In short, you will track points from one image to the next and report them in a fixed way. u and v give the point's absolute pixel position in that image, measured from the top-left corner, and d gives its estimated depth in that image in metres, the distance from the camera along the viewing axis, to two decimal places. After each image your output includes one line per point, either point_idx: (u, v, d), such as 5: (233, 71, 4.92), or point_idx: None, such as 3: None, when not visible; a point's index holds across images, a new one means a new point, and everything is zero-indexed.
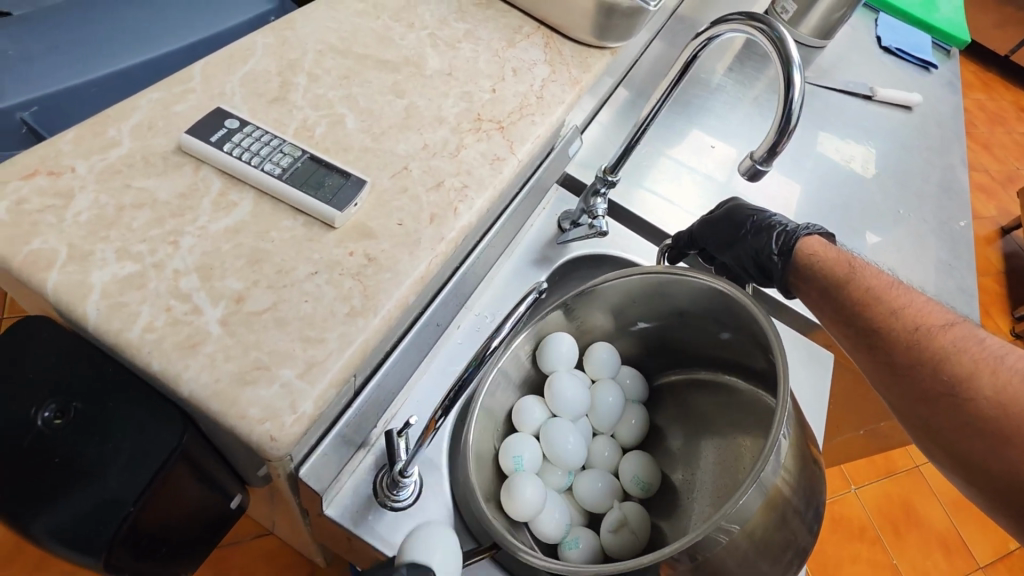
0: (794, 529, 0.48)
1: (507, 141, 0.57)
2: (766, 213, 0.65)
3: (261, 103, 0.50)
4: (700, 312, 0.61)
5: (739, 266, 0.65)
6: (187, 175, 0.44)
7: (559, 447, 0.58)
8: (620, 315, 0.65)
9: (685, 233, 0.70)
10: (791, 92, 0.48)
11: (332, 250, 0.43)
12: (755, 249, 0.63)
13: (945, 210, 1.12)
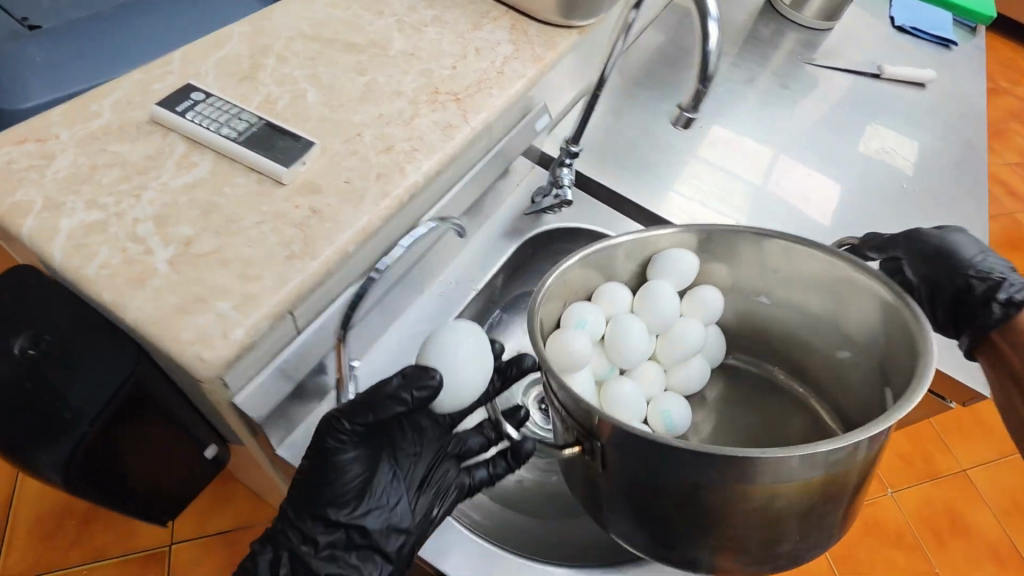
0: (816, 515, 0.47)
1: (461, 112, 0.60)
2: (983, 263, 0.60)
3: (230, 81, 0.55)
4: (850, 322, 0.64)
5: (926, 296, 0.62)
6: (156, 142, 0.49)
7: (621, 332, 0.64)
8: (755, 283, 0.68)
9: (897, 235, 0.65)
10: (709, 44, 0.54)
11: (279, 203, 0.48)
12: (964, 299, 0.60)
13: (964, 184, 1.07)
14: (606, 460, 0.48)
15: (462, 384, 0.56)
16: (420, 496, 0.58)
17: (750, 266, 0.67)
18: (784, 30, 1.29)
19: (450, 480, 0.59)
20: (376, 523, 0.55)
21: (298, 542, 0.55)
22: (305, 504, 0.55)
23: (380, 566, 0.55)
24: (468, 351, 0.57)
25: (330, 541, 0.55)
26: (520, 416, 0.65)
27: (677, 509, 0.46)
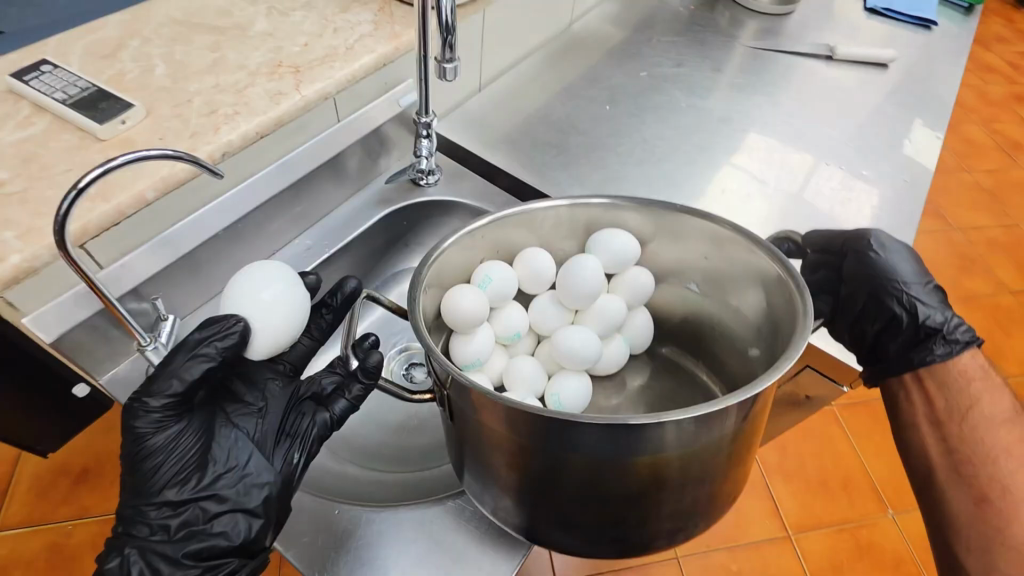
0: (647, 497, 0.47)
1: (296, 82, 0.65)
2: (915, 293, 0.64)
3: (91, 58, 0.63)
4: (757, 309, 0.60)
5: (863, 317, 0.65)
6: (5, 106, 0.57)
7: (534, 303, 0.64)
8: (682, 266, 0.66)
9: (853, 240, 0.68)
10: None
11: (92, 155, 0.54)
12: (895, 332, 0.63)
13: (916, 162, 1.00)
14: (455, 411, 0.49)
15: (274, 326, 0.56)
16: (273, 446, 0.56)
17: (676, 244, 0.64)
18: (740, 17, 1.26)
19: (304, 422, 0.57)
20: (226, 483, 0.52)
21: (148, 533, 0.51)
22: (142, 493, 0.51)
23: (246, 524, 0.52)
24: (275, 292, 0.56)
25: (183, 521, 0.51)
26: (369, 344, 0.60)
27: (516, 475, 0.48)
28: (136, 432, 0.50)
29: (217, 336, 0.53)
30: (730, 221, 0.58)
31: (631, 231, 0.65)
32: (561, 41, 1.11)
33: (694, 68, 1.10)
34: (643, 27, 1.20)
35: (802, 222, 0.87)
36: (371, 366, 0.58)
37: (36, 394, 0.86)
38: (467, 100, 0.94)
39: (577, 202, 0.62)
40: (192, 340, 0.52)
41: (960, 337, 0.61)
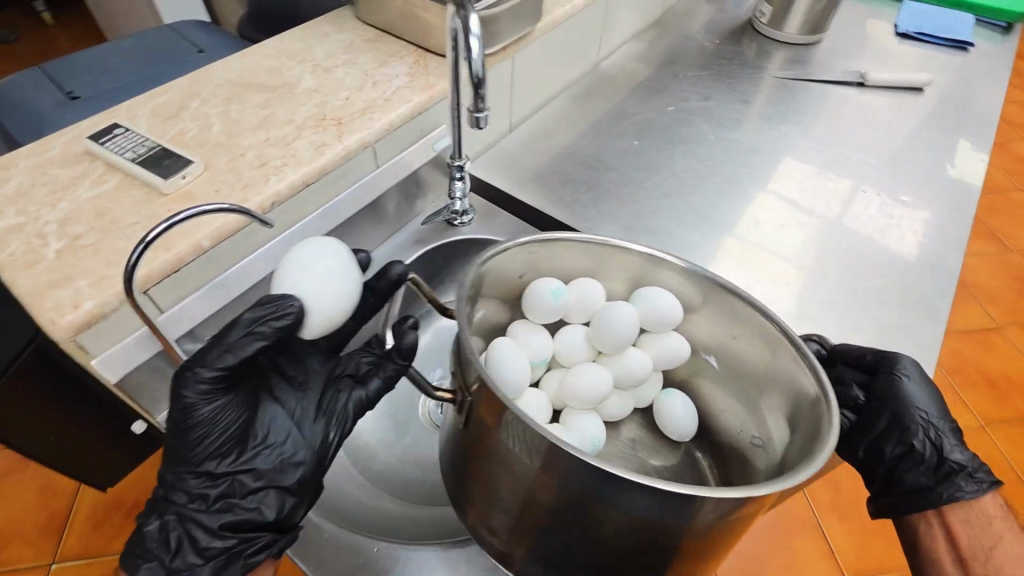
0: (648, 557, 0.47)
1: (339, 133, 0.69)
2: (939, 431, 0.61)
3: (156, 119, 0.69)
4: (778, 402, 0.58)
5: (880, 448, 0.63)
6: (81, 166, 0.63)
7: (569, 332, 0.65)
8: (713, 337, 0.65)
9: (876, 358, 0.65)
10: (472, 43, 0.54)
11: (156, 208, 0.59)
12: (911, 469, 0.62)
13: (956, 185, 0.98)
14: (473, 417, 0.48)
15: (327, 306, 0.55)
16: (310, 422, 0.57)
17: (714, 312, 0.62)
18: (767, 48, 1.27)
19: (339, 399, 0.59)
20: (265, 460, 0.54)
21: (186, 501, 0.52)
22: (182, 461, 0.52)
23: (280, 501, 0.54)
24: (327, 267, 0.55)
25: (220, 492, 0.53)
26: (408, 327, 0.61)
27: (529, 504, 0.47)
28: (183, 404, 0.49)
29: (272, 315, 0.51)
30: (777, 319, 0.55)
31: (671, 287, 0.64)
32: (588, 81, 1.14)
33: (721, 101, 1.11)
34: (668, 63, 1.23)
35: (838, 249, 0.86)
36: (406, 347, 0.60)
37: (96, 430, 0.91)
38: (498, 141, 0.97)
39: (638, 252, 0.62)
40: (245, 317, 0.50)
41: (983, 479, 0.60)
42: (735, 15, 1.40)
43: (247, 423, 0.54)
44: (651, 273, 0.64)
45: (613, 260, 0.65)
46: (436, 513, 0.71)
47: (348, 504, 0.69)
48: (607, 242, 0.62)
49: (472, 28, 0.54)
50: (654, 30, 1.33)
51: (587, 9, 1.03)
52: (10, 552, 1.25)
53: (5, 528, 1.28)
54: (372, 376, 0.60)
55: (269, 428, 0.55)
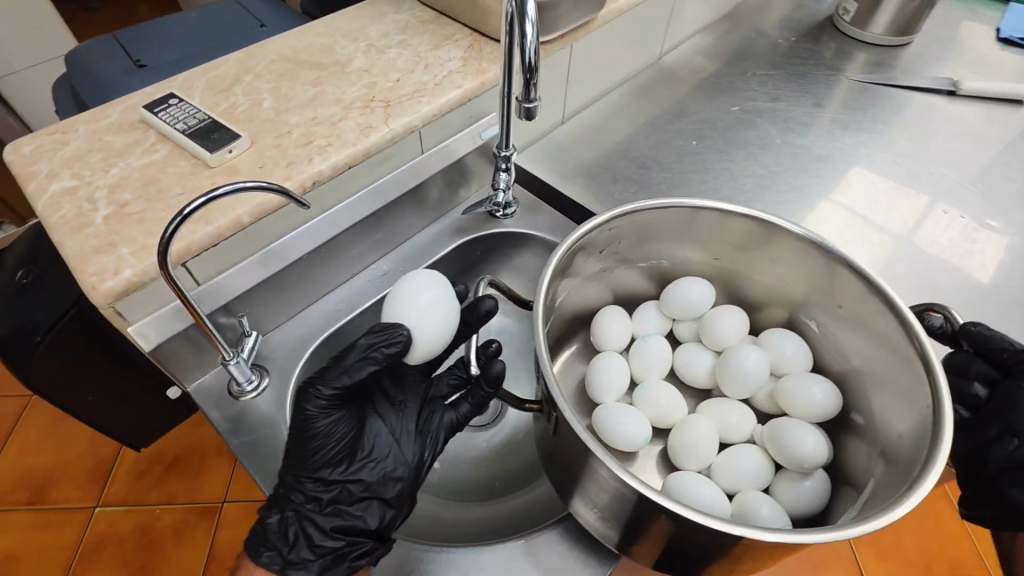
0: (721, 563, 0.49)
1: (386, 115, 0.68)
2: None
3: (210, 92, 0.70)
4: (884, 382, 0.62)
5: (984, 421, 0.59)
6: (135, 134, 0.64)
7: (686, 349, 0.74)
8: (813, 294, 0.69)
9: (1016, 348, 0.58)
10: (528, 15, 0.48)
11: (201, 180, 0.59)
12: (1018, 470, 0.56)
13: None
14: (559, 431, 0.50)
15: (431, 333, 0.60)
16: (408, 438, 0.58)
17: (824, 284, 0.67)
18: (848, 49, 1.18)
19: (435, 418, 0.60)
20: (370, 472, 0.56)
21: (303, 501, 0.55)
22: (300, 466, 0.55)
23: (382, 511, 0.55)
24: (433, 308, 0.61)
25: (331, 497, 0.55)
26: (491, 350, 0.68)
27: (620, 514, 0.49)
28: (304, 416, 0.54)
29: (384, 343, 0.56)
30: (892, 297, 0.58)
31: (783, 245, 0.68)
32: (648, 75, 1.09)
33: (790, 102, 1.04)
34: (737, 60, 1.16)
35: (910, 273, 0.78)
36: (493, 375, 0.61)
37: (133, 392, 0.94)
38: (548, 133, 0.94)
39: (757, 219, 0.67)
40: (361, 343, 0.55)
41: None
42: (815, 12, 1.31)
43: (355, 437, 0.57)
44: (766, 237, 0.68)
45: (718, 224, 0.70)
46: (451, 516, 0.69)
47: None
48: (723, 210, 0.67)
49: (528, 7, 0.49)
50: (724, 23, 1.26)
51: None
52: (58, 490, 1.34)
53: (58, 467, 1.37)
54: (465, 399, 0.62)
55: (375, 444, 0.57)
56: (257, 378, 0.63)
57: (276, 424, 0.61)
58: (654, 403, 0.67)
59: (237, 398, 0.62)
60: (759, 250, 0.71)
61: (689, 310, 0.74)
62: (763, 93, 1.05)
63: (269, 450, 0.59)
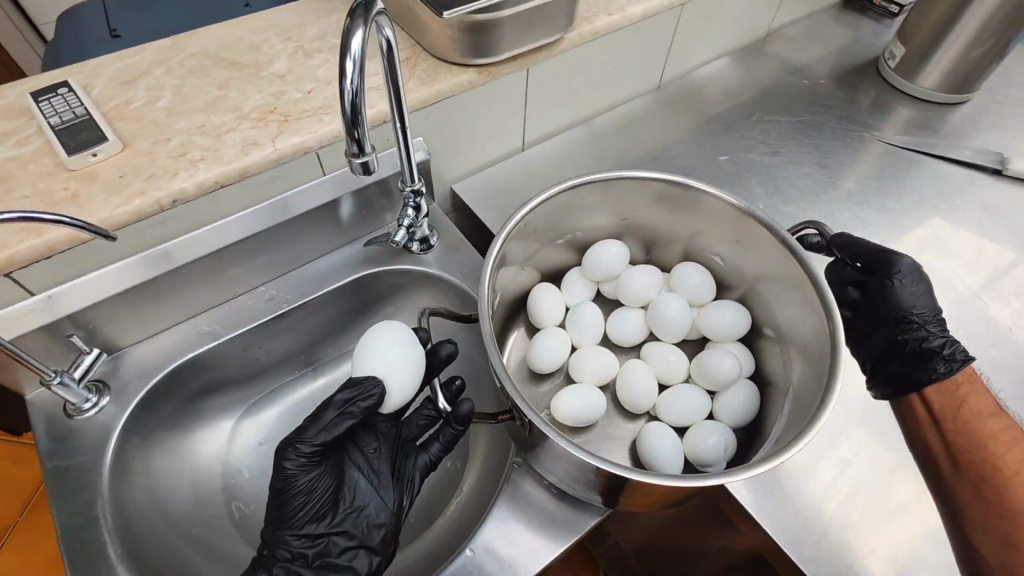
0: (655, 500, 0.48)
1: (276, 132, 0.61)
2: (924, 319, 0.62)
3: (113, 82, 0.66)
4: (792, 332, 0.59)
5: (874, 342, 0.65)
6: (17, 122, 0.61)
7: (614, 312, 0.65)
8: (715, 236, 0.65)
9: (883, 257, 0.64)
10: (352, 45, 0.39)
11: (54, 184, 0.56)
12: (897, 354, 0.62)
13: None
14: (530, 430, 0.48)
15: (404, 383, 0.55)
16: (388, 484, 0.54)
17: (744, 239, 0.62)
18: (889, 100, 1.01)
19: (408, 463, 0.56)
20: (355, 522, 0.52)
21: (289, 558, 0.50)
22: (285, 522, 0.51)
23: (370, 561, 0.50)
24: (402, 365, 0.54)
25: (318, 551, 0.51)
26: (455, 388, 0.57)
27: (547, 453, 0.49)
28: (285, 473, 0.50)
29: (359, 397, 0.52)
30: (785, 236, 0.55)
31: (702, 202, 0.62)
32: (642, 104, 0.97)
33: (795, 158, 0.89)
34: (752, 98, 1.01)
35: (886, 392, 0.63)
36: (462, 415, 0.53)
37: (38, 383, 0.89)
38: (503, 160, 0.86)
39: (676, 181, 0.61)
40: (336, 397, 0.52)
41: (959, 357, 0.59)
42: (866, 50, 1.13)
43: (337, 489, 0.52)
44: (687, 197, 0.62)
45: (625, 189, 0.64)
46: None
47: (189, 544, 0.57)
48: (637, 176, 0.61)
49: (352, 46, 0.39)
50: (753, 51, 1.10)
51: (651, 22, 0.85)
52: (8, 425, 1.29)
53: None
54: (435, 439, 0.57)
55: (358, 499, 0.52)
56: (92, 399, 0.59)
57: (100, 449, 0.56)
58: (602, 367, 0.60)
59: (69, 416, 0.58)
60: (681, 209, 0.65)
61: (614, 270, 0.66)
62: (766, 144, 0.91)
63: (79, 478, 0.54)
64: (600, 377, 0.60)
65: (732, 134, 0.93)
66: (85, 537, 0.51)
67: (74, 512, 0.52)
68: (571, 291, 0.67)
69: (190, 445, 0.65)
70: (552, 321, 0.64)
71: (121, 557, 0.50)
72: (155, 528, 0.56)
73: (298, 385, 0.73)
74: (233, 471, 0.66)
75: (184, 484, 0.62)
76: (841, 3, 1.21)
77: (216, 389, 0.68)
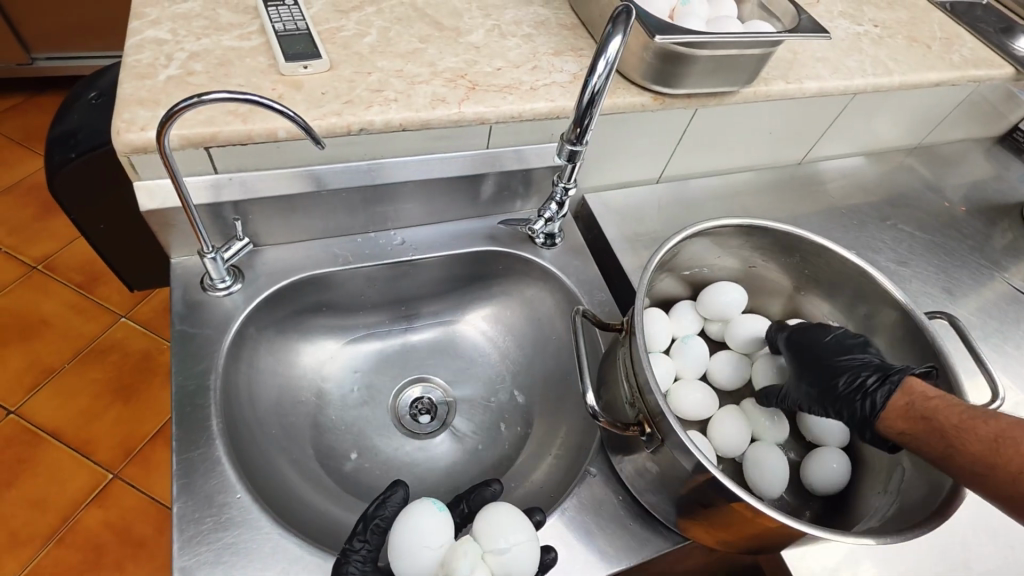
0: (736, 533, 0.49)
1: (464, 97, 0.65)
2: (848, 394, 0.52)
3: (329, 8, 0.71)
4: None
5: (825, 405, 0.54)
6: (242, 17, 0.66)
7: (721, 354, 0.66)
8: (852, 314, 0.65)
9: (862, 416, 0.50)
10: (609, 48, 0.46)
11: (264, 82, 0.60)
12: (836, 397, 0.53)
13: None
14: (653, 442, 0.49)
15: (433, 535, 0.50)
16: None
17: (870, 310, 0.62)
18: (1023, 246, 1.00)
19: None
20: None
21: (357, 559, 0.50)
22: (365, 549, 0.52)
23: None
24: (448, 548, 0.49)
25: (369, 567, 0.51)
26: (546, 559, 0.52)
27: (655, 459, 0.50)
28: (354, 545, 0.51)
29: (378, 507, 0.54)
30: (936, 337, 0.55)
31: (867, 291, 0.61)
32: (777, 175, 0.98)
33: (919, 273, 0.89)
34: (886, 203, 1.01)
35: (967, 529, 0.62)
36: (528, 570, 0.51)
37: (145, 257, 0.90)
38: (637, 188, 0.88)
39: (813, 240, 0.61)
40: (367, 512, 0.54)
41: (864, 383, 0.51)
42: (1010, 191, 1.11)
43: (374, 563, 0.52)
44: (859, 280, 0.61)
45: (794, 249, 0.63)
46: (340, 516, 0.60)
47: (270, 442, 0.62)
48: (777, 228, 0.61)
49: (607, 50, 0.46)
50: (896, 157, 1.10)
51: (821, 100, 0.86)
52: (105, 287, 1.40)
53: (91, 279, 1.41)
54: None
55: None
56: (230, 281, 0.64)
57: (222, 328, 0.61)
58: (700, 404, 0.60)
59: (206, 290, 0.63)
60: (808, 265, 0.65)
61: (729, 314, 0.66)
62: (890, 252, 0.91)
63: (201, 350, 0.59)
64: (693, 414, 0.61)
65: (857, 231, 0.94)
66: (196, 403, 0.56)
67: (190, 377, 0.57)
68: (679, 321, 0.67)
69: (292, 353, 0.69)
70: (659, 346, 0.65)
71: (219, 432, 0.54)
72: (246, 414, 0.61)
73: (398, 330, 0.76)
74: (313, 390, 0.69)
75: (276, 385, 0.66)
76: (996, 138, 1.19)
77: (325, 309, 0.71)
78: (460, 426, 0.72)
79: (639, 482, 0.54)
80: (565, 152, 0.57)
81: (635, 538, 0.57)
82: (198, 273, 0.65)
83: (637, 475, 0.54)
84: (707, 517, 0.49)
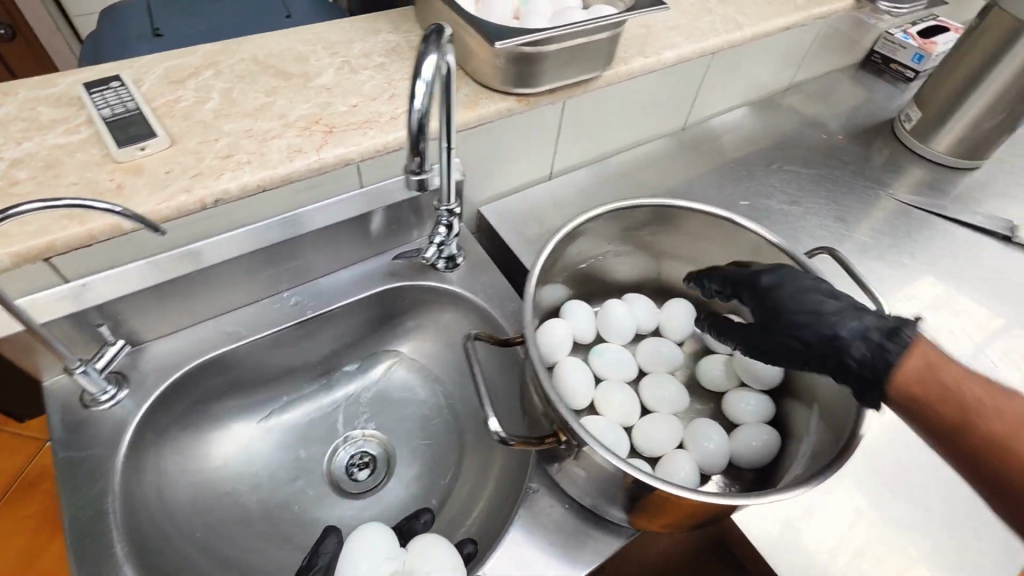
0: (674, 517, 0.49)
1: (321, 142, 0.63)
2: (835, 346, 0.49)
3: (163, 81, 0.67)
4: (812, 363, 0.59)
5: (805, 360, 0.52)
6: (66, 110, 0.62)
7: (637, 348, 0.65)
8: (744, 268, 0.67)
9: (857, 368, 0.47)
10: (426, 69, 0.46)
11: (100, 175, 0.56)
12: (815, 355, 0.51)
13: None
14: (573, 450, 0.48)
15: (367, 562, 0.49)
16: None
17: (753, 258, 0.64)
18: (900, 160, 1.05)
19: None
20: None
21: None
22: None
23: None
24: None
25: None
26: None
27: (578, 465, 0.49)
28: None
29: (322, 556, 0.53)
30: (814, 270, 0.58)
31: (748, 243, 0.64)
32: (664, 145, 1.00)
33: (812, 208, 0.93)
34: (771, 148, 1.04)
35: (898, 443, 0.64)
36: None
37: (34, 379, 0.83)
38: (531, 189, 0.88)
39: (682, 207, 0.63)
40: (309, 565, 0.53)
41: (855, 335, 0.48)
42: (880, 111, 1.17)
43: None
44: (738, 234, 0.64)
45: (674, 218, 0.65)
46: None
47: (192, 548, 0.58)
48: (642, 206, 0.64)
49: (424, 71, 0.45)
50: (772, 102, 1.14)
51: (684, 66, 0.88)
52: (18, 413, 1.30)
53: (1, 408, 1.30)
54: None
55: None
56: (114, 392, 0.59)
57: (114, 442, 0.57)
58: (623, 407, 0.59)
59: (89, 407, 0.59)
60: (696, 233, 0.68)
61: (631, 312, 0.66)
62: (783, 194, 0.95)
63: (94, 472, 0.54)
64: (621, 416, 0.59)
65: (747, 181, 0.97)
66: (96, 531, 0.51)
67: (86, 504, 0.52)
68: (583, 322, 0.65)
69: (201, 446, 0.65)
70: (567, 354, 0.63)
71: (128, 557, 0.50)
72: (160, 525, 0.57)
73: (318, 391, 0.73)
74: (235, 479, 0.65)
75: (189, 486, 0.62)
76: (857, 64, 1.26)
77: (232, 390, 0.67)
78: (403, 474, 0.69)
79: (577, 489, 0.53)
80: (412, 184, 0.54)
81: (593, 543, 0.56)
82: (78, 389, 0.60)
83: (574, 482, 0.53)
84: (640, 507, 0.49)
